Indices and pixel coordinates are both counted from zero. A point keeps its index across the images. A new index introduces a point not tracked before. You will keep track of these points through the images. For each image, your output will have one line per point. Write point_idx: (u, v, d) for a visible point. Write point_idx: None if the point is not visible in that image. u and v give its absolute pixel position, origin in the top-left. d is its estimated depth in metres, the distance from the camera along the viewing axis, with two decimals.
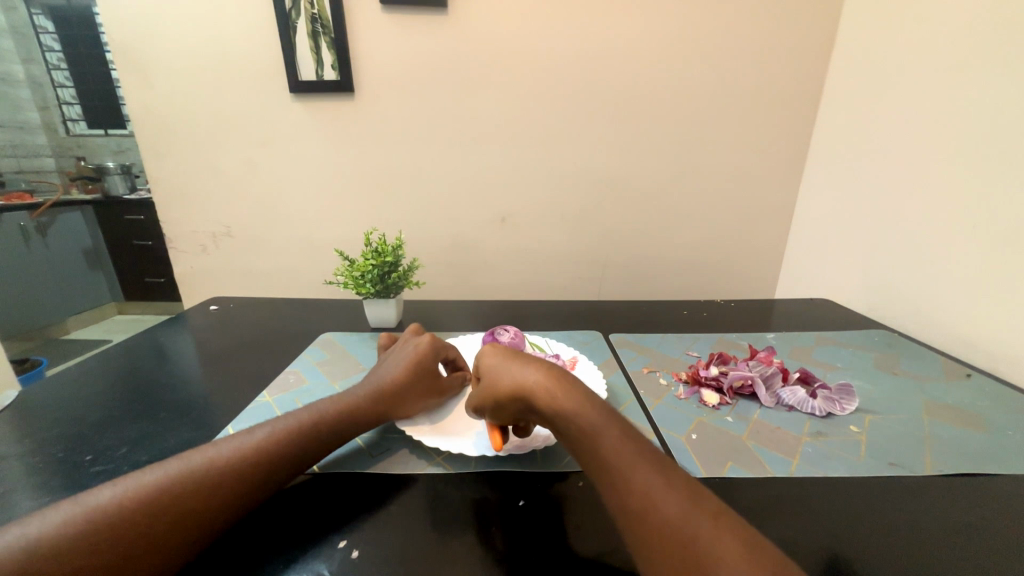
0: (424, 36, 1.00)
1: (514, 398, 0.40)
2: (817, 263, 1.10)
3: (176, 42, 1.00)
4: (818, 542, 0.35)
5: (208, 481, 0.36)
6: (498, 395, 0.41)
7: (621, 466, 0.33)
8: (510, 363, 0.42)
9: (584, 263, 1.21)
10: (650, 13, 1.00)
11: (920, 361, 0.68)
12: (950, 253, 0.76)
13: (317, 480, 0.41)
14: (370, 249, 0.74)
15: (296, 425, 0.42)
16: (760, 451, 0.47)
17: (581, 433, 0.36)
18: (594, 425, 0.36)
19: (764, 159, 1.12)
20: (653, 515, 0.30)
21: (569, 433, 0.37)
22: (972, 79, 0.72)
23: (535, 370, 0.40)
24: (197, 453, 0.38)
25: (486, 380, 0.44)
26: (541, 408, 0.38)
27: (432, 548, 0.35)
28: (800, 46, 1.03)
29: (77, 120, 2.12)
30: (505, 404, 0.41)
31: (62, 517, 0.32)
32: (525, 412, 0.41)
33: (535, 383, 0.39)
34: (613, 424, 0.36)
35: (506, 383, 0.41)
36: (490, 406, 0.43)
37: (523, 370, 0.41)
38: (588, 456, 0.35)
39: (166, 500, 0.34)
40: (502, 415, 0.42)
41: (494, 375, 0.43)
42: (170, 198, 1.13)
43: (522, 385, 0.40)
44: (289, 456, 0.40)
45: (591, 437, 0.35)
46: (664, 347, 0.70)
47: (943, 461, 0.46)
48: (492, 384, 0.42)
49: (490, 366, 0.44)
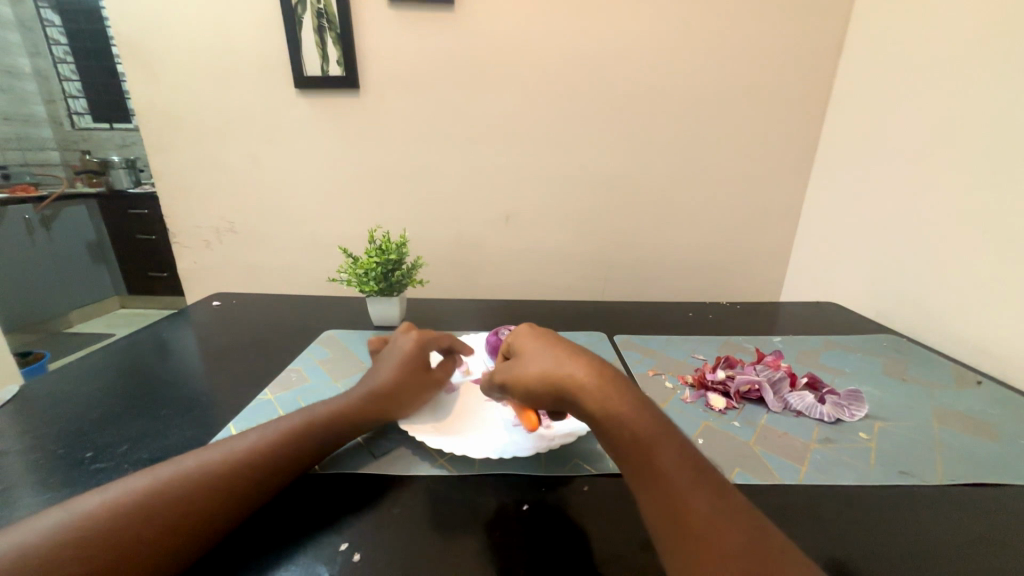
0: (430, 32, 0.99)
1: (555, 387, 0.39)
2: (824, 266, 1.08)
3: (181, 35, 0.99)
4: (824, 551, 0.35)
5: (205, 483, 0.35)
6: (537, 383, 0.40)
7: (672, 478, 0.33)
8: (554, 351, 0.41)
9: (588, 262, 1.20)
10: (658, 10, 0.99)
11: (930, 367, 0.67)
12: (959, 258, 0.75)
13: (314, 480, 0.41)
14: (374, 246, 0.73)
15: (291, 426, 0.42)
16: (769, 458, 0.46)
17: (629, 435, 0.35)
18: (642, 428, 0.35)
19: (770, 160, 1.11)
20: (703, 529, 0.30)
21: (611, 432, 0.36)
22: (987, 82, 0.71)
23: (583, 364, 0.39)
24: (192, 457, 0.37)
25: (523, 365, 0.42)
26: (585, 402, 0.37)
27: (436, 553, 0.34)
28: (810, 46, 1.02)
29: (83, 114, 2.12)
30: (540, 392, 0.40)
31: (52, 524, 0.31)
32: (560, 403, 0.40)
33: (583, 377, 0.38)
34: (663, 433, 0.35)
35: (549, 373, 0.40)
36: (521, 392, 0.41)
37: (571, 361, 0.39)
38: (632, 461, 0.34)
39: (162, 502, 0.34)
40: (533, 403, 0.41)
41: (535, 362, 0.41)
42: (174, 193, 1.13)
43: (568, 376, 0.39)
44: (285, 457, 0.39)
45: (639, 440, 0.35)
46: (670, 349, 0.70)
47: (955, 470, 0.45)
48: (531, 371, 0.41)
49: (532, 353, 0.42)
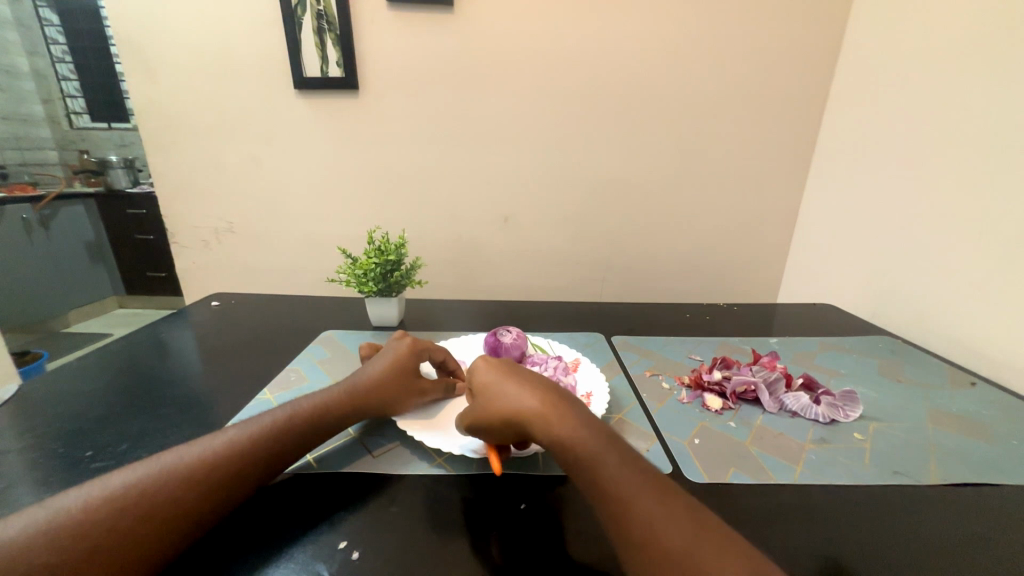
0: (430, 34, 0.99)
1: (510, 422, 0.40)
2: (821, 268, 1.09)
3: (179, 34, 0.99)
4: (819, 549, 0.35)
5: (193, 476, 0.36)
6: (494, 419, 0.41)
7: (623, 497, 0.33)
8: (501, 383, 0.42)
9: (586, 263, 1.21)
10: (655, 13, 0.99)
11: (925, 368, 0.68)
12: (954, 261, 0.76)
13: (294, 481, 0.41)
14: (373, 246, 0.73)
15: (271, 424, 0.41)
16: (764, 458, 0.46)
17: (579, 462, 0.35)
18: (590, 450, 0.35)
19: (768, 162, 1.12)
20: (655, 546, 0.30)
21: (565, 462, 0.36)
22: (980, 87, 0.72)
23: (531, 395, 0.40)
24: (167, 455, 0.37)
25: (480, 402, 0.43)
26: (538, 436, 0.38)
27: (434, 550, 0.34)
28: (807, 50, 1.03)
29: (82, 113, 2.11)
30: (499, 431, 0.41)
31: (21, 527, 0.31)
32: (520, 436, 0.40)
33: (533, 410, 0.39)
34: (610, 450, 0.35)
35: (501, 408, 0.40)
36: (483, 432, 0.42)
37: (518, 394, 0.40)
38: (585, 487, 0.34)
39: (146, 498, 0.34)
40: (496, 440, 0.42)
41: (487, 398, 0.42)
42: (172, 193, 1.13)
43: (517, 411, 0.39)
44: (266, 453, 0.39)
45: (588, 463, 0.35)
46: (667, 350, 0.70)
47: (948, 470, 0.45)
48: (485, 408, 0.42)
49: (484, 388, 0.43)
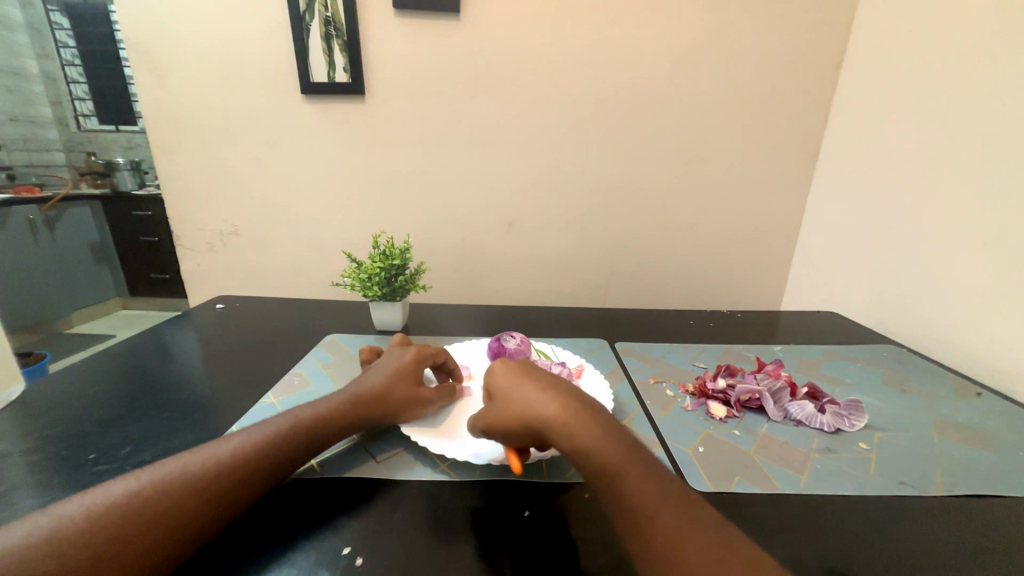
0: (436, 40, 1.00)
1: (530, 427, 0.40)
2: (824, 276, 1.09)
3: (188, 39, 1.01)
4: (824, 559, 0.35)
5: (196, 483, 0.35)
6: (514, 424, 0.41)
7: (644, 507, 0.33)
8: (522, 388, 0.42)
9: (590, 269, 1.21)
10: (659, 21, 1.00)
11: (930, 377, 0.68)
12: (958, 269, 0.75)
13: (296, 487, 0.41)
14: (378, 251, 0.73)
15: (274, 431, 0.41)
16: (769, 467, 0.46)
17: (600, 470, 0.35)
18: (612, 459, 0.35)
19: (771, 170, 1.12)
20: (674, 557, 0.30)
21: (586, 469, 0.36)
22: (984, 97, 0.72)
23: (552, 402, 0.40)
24: (170, 461, 0.37)
25: (499, 406, 0.43)
26: (558, 442, 0.38)
27: (438, 556, 0.34)
28: (809, 59, 1.03)
29: (89, 116, 2.14)
30: (518, 435, 0.41)
31: (25, 532, 0.31)
32: (539, 441, 0.40)
33: (552, 417, 0.39)
34: (632, 460, 0.35)
35: (522, 413, 0.40)
36: (502, 435, 0.42)
37: (540, 400, 0.40)
38: (605, 495, 0.34)
39: (148, 506, 0.34)
40: (514, 444, 0.41)
41: (508, 403, 0.42)
42: (178, 196, 1.13)
43: (539, 416, 0.39)
44: (269, 460, 0.39)
45: (610, 472, 0.35)
46: (671, 357, 0.70)
47: (954, 481, 0.45)
48: (505, 413, 0.42)
49: (505, 393, 0.43)
